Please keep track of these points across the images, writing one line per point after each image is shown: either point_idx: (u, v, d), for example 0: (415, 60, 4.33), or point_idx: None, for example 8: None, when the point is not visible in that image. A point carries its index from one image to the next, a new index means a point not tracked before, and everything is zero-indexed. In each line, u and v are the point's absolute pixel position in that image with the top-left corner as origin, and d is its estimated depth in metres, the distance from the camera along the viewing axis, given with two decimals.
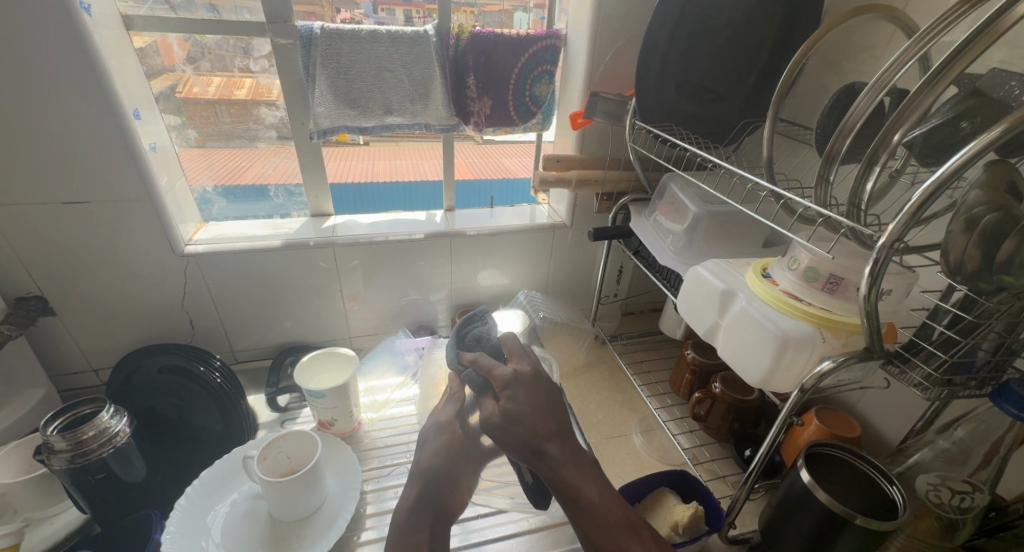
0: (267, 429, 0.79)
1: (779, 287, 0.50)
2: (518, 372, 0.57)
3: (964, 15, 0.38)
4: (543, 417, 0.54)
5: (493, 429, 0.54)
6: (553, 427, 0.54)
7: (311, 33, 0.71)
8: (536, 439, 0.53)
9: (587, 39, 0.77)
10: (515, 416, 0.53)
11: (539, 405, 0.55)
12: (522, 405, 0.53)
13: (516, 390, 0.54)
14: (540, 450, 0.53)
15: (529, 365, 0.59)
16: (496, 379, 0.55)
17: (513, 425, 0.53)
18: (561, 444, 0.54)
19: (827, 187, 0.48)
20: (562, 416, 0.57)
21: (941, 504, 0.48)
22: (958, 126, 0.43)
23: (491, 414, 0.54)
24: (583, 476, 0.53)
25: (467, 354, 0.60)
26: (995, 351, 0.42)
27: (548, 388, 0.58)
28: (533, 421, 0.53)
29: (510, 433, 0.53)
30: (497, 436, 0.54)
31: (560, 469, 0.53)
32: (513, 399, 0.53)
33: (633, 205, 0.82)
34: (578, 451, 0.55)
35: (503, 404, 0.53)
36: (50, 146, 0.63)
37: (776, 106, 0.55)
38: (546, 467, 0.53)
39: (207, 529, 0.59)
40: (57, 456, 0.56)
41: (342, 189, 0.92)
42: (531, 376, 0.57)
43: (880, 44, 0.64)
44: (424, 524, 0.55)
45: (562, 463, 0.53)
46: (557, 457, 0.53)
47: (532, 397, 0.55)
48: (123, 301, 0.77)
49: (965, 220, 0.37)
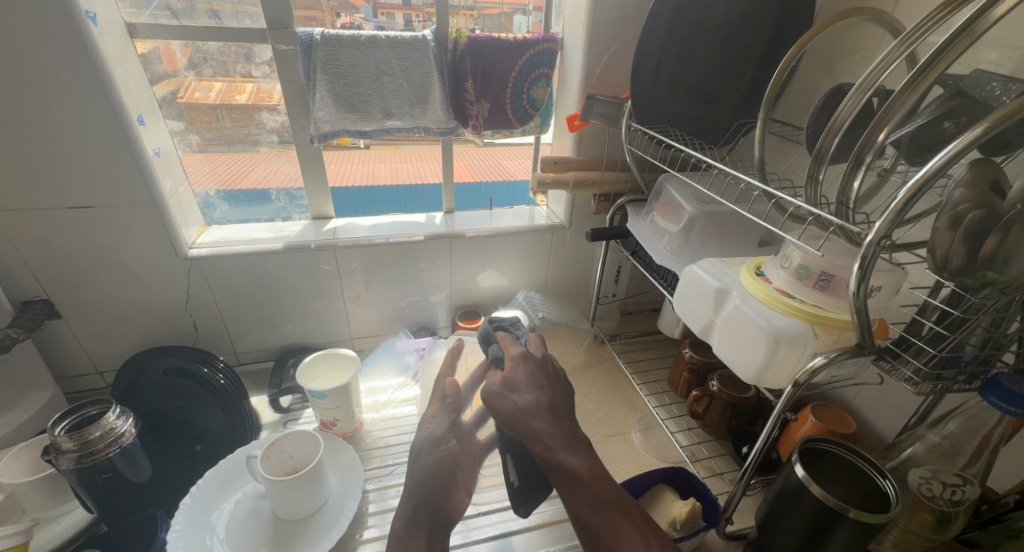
0: (269, 430, 0.80)
1: (772, 285, 0.51)
2: (528, 352, 0.55)
3: (946, 18, 0.39)
4: (539, 389, 0.51)
5: (490, 398, 0.52)
6: (548, 400, 0.51)
7: (311, 40, 0.72)
8: (527, 409, 0.50)
9: (583, 42, 0.78)
10: (512, 383, 0.51)
11: (537, 382, 0.52)
12: (522, 375, 0.52)
13: (521, 361, 0.53)
14: (531, 424, 0.49)
15: (542, 352, 0.56)
16: (507, 349, 0.54)
17: (509, 394, 0.51)
18: (554, 420, 0.50)
19: (817, 187, 0.49)
20: (559, 394, 0.53)
21: (935, 498, 0.49)
22: (943, 126, 0.44)
23: (491, 383, 0.53)
24: (576, 454, 0.49)
25: (495, 330, 0.58)
26: (981, 346, 0.43)
27: (555, 375, 0.55)
28: (527, 392, 0.51)
29: (504, 401, 0.51)
30: (491, 406, 0.52)
31: (551, 447, 0.48)
32: (516, 367, 0.52)
33: (630, 206, 0.83)
34: (570, 428, 0.51)
35: (505, 372, 0.52)
36: (57, 152, 0.65)
37: (767, 107, 0.56)
38: (537, 443, 0.49)
39: (211, 527, 0.60)
40: (65, 456, 0.58)
41: (343, 193, 0.93)
42: (540, 359, 0.55)
43: (870, 46, 0.65)
44: (420, 532, 0.56)
45: (554, 439, 0.49)
46: (550, 434, 0.49)
47: (535, 373, 0.53)
48: (128, 303, 0.78)
49: (950, 218, 0.38)
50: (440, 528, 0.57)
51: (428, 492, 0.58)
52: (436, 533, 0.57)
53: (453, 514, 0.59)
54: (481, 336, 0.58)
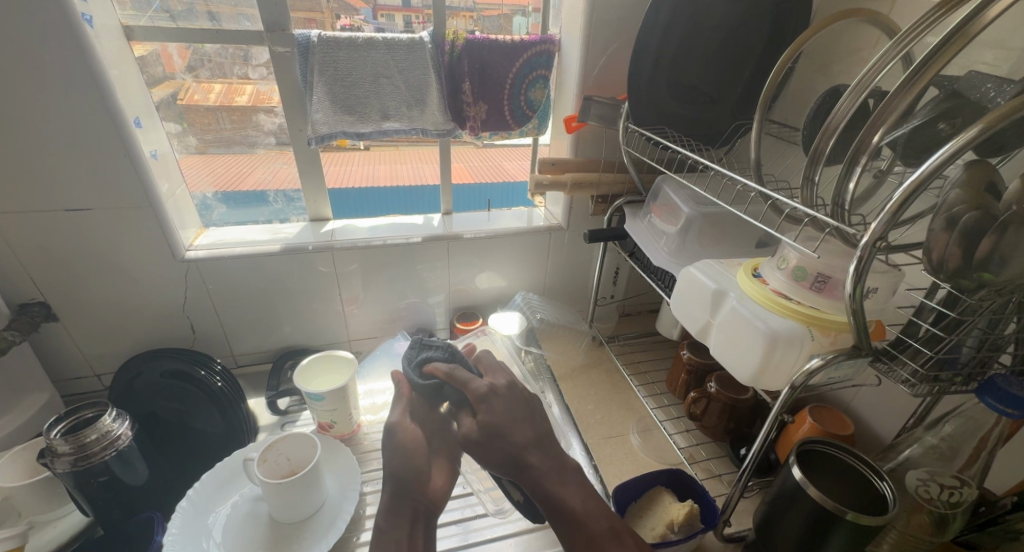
0: (267, 432, 0.80)
1: (769, 287, 0.51)
2: (495, 386, 0.56)
3: (941, 19, 0.39)
4: (522, 425, 0.52)
5: (474, 446, 0.51)
6: (534, 432, 0.52)
7: (309, 42, 0.72)
8: (517, 450, 0.50)
9: (581, 44, 0.78)
10: (495, 427, 0.51)
11: (516, 414, 0.53)
12: (501, 417, 0.52)
13: (494, 404, 0.53)
14: (522, 462, 0.49)
15: (505, 378, 0.59)
16: (473, 392, 0.54)
17: (494, 439, 0.50)
18: (543, 453, 0.51)
19: (813, 188, 0.49)
20: (541, 421, 0.55)
21: (933, 500, 0.49)
22: (938, 127, 0.44)
23: (471, 431, 0.52)
24: (567, 485, 0.49)
25: (437, 371, 0.59)
26: (978, 347, 0.43)
27: (528, 399, 0.57)
28: (511, 431, 0.51)
29: (490, 448, 0.50)
30: (477, 454, 0.51)
31: (542, 481, 0.48)
32: (491, 410, 0.52)
33: (628, 207, 0.82)
34: (559, 458, 0.51)
35: (481, 417, 0.52)
36: (55, 155, 0.65)
37: (763, 108, 0.56)
38: (528, 478, 0.49)
39: (208, 530, 0.60)
40: (61, 459, 0.57)
41: (342, 195, 0.93)
42: (508, 390, 0.56)
43: (866, 47, 0.65)
44: (401, 522, 0.51)
45: (544, 473, 0.49)
46: (540, 467, 0.49)
47: (512, 407, 0.53)
48: (125, 306, 0.78)
49: (946, 219, 0.38)
50: (423, 517, 0.52)
51: (405, 475, 0.54)
52: (419, 522, 0.52)
53: (435, 503, 0.54)
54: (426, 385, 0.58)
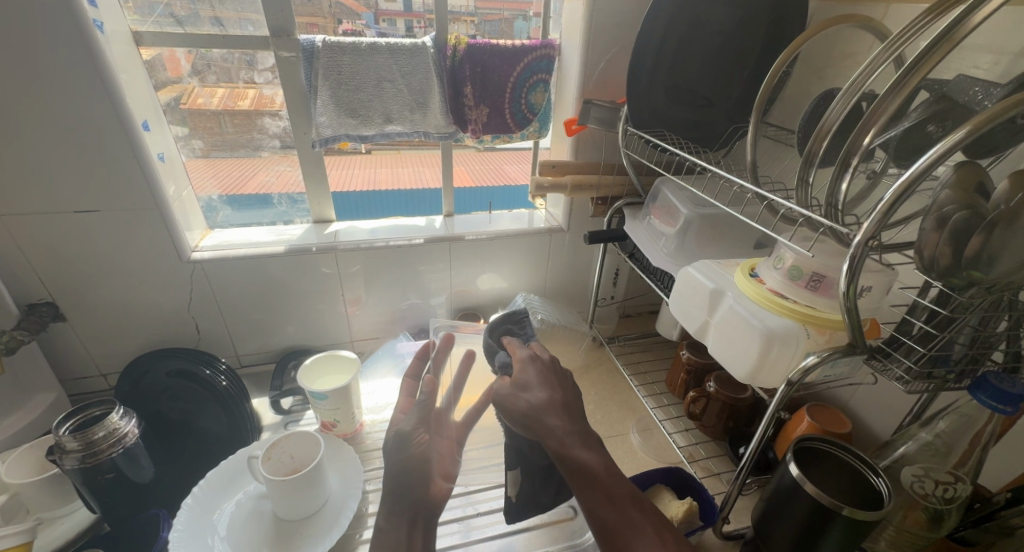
0: (270, 431, 0.81)
1: (765, 286, 0.52)
2: (536, 356, 0.57)
3: (929, 24, 0.42)
4: (550, 388, 0.52)
5: (503, 399, 0.53)
6: (558, 397, 0.52)
7: (313, 47, 0.74)
8: (538, 408, 0.51)
9: (579, 48, 0.80)
10: (523, 384, 0.52)
11: (549, 382, 0.53)
12: (533, 376, 0.52)
13: (529, 364, 0.54)
14: (542, 421, 0.50)
15: (549, 355, 0.58)
16: (517, 354, 0.55)
17: (521, 394, 0.52)
18: (567, 416, 0.51)
19: (808, 189, 0.50)
20: (570, 394, 0.54)
21: (928, 496, 0.50)
22: (927, 130, 0.46)
23: (503, 386, 0.53)
24: (589, 449, 0.49)
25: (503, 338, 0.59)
26: (970, 345, 0.44)
27: (563, 375, 0.56)
28: (538, 390, 0.52)
29: (516, 401, 0.52)
30: (504, 408, 0.53)
31: (567, 442, 0.49)
32: (527, 370, 0.53)
33: (628, 209, 0.83)
34: (585, 428, 0.52)
35: (517, 375, 0.53)
36: (64, 157, 0.66)
37: (758, 112, 0.58)
38: (553, 441, 0.49)
39: (213, 527, 0.61)
40: (69, 456, 0.58)
41: (344, 197, 0.95)
42: (548, 362, 0.56)
43: (858, 51, 0.66)
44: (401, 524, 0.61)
45: (567, 435, 0.49)
46: (564, 429, 0.50)
47: (545, 374, 0.54)
48: (132, 306, 0.79)
49: (936, 219, 0.39)
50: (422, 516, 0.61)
51: (406, 485, 0.60)
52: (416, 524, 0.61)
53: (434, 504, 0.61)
54: (487, 345, 0.58)
